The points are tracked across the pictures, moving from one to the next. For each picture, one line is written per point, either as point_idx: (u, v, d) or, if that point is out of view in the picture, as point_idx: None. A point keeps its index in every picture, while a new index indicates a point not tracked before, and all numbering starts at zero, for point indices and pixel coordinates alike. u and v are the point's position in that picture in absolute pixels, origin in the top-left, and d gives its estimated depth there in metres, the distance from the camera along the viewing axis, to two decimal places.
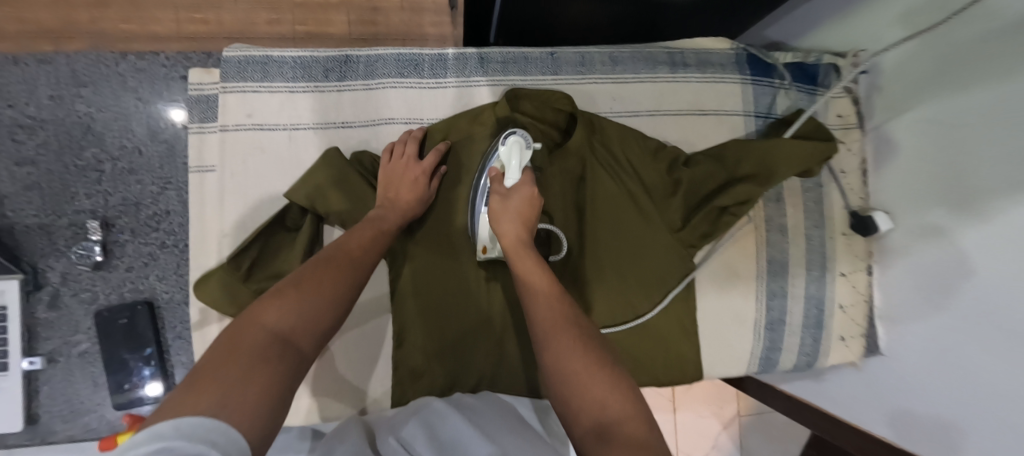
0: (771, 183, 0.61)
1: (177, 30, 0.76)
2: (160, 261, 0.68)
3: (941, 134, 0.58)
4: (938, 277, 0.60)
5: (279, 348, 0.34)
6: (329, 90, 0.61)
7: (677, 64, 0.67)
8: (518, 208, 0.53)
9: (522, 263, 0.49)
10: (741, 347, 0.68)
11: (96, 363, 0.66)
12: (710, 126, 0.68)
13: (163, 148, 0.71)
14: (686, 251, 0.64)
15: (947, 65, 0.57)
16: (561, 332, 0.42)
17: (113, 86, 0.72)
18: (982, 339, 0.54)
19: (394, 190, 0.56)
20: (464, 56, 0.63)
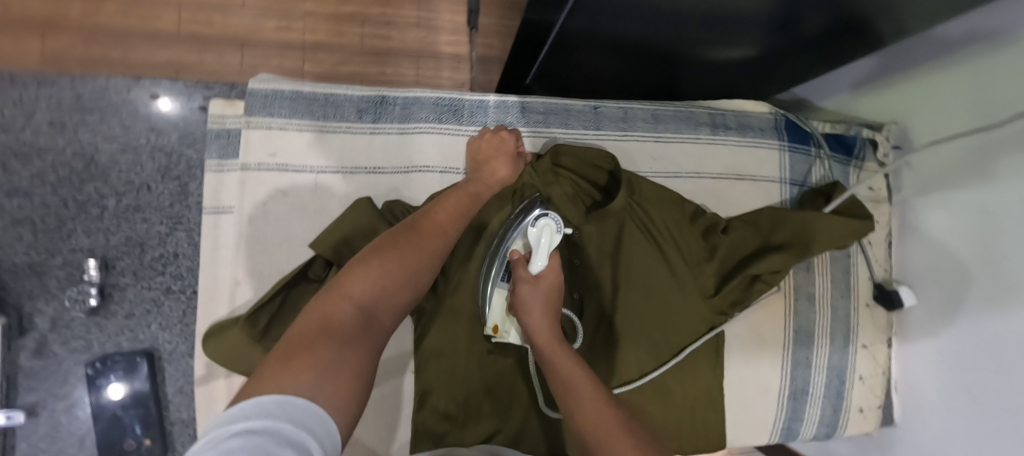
0: (808, 254, 0.60)
1: (178, 29, 0.75)
2: (164, 309, 0.62)
3: (969, 219, 0.59)
4: (961, 357, 0.60)
5: (363, 324, 0.39)
6: (361, 132, 0.57)
7: (718, 126, 0.66)
8: (548, 298, 0.52)
9: (563, 364, 0.47)
10: (765, 416, 0.67)
11: (85, 419, 0.58)
12: (745, 191, 0.67)
13: (175, 186, 0.65)
14: (716, 319, 0.63)
15: (983, 166, 0.56)
16: (619, 439, 0.43)
17: (122, 116, 0.66)
18: (993, 422, 0.55)
19: (484, 156, 0.56)
20: (506, 104, 0.61)
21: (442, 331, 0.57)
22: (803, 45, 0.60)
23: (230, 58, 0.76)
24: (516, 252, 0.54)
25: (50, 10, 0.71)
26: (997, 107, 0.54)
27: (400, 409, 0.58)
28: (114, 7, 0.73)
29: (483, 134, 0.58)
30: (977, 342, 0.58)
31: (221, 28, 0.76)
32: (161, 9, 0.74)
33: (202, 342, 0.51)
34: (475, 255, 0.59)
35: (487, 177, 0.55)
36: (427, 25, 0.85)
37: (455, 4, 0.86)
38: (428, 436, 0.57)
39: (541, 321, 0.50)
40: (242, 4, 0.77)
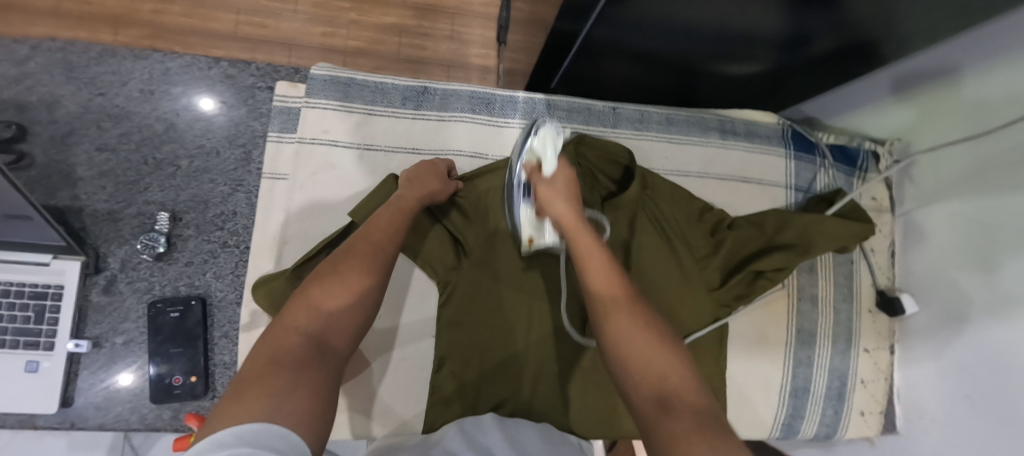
0: (808, 255, 0.65)
1: (234, 30, 0.85)
2: (219, 260, 0.69)
3: (975, 230, 0.61)
4: (965, 366, 0.61)
5: (315, 348, 0.39)
6: (404, 116, 0.64)
7: (728, 132, 0.72)
8: (565, 191, 0.57)
9: (579, 239, 0.51)
10: (765, 411, 0.69)
11: (140, 353, 0.64)
12: (752, 194, 0.72)
13: (240, 154, 0.73)
14: (721, 310, 0.66)
15: (981, 173, 0.59)
16: (621, 307, 0.45)
17: (200, 88, 0.75)
18: (991, 437, 0.56)
19: (418, 179, 0.57)
20: (533, 101, 0.68)
21: (463, 302, 0.62)
22: (812, 64, 0.64)
23: (278, 57, 0.85)
24: (528, 163, 0.60)
25: (127, 5, 0.82)
26: (986, 118, 0.58)
27: (419, 374, 0.63)
28: (179, 8, 0.83)
29: (418, 166, 0.60)
30: (977, 347, 0.59)
31: (273, 31, 0.86)
32: (221, 11, 0.84)
33: (252, 290, 0.57)
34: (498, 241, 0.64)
35: (421, 188, 0.56)
36: (459, 37, 0.93)
37: (486, 21, 0.95)
38: (442, 399, 0.60)
39: (566, 210, 0.54)
40: (294, 11, 0.87)
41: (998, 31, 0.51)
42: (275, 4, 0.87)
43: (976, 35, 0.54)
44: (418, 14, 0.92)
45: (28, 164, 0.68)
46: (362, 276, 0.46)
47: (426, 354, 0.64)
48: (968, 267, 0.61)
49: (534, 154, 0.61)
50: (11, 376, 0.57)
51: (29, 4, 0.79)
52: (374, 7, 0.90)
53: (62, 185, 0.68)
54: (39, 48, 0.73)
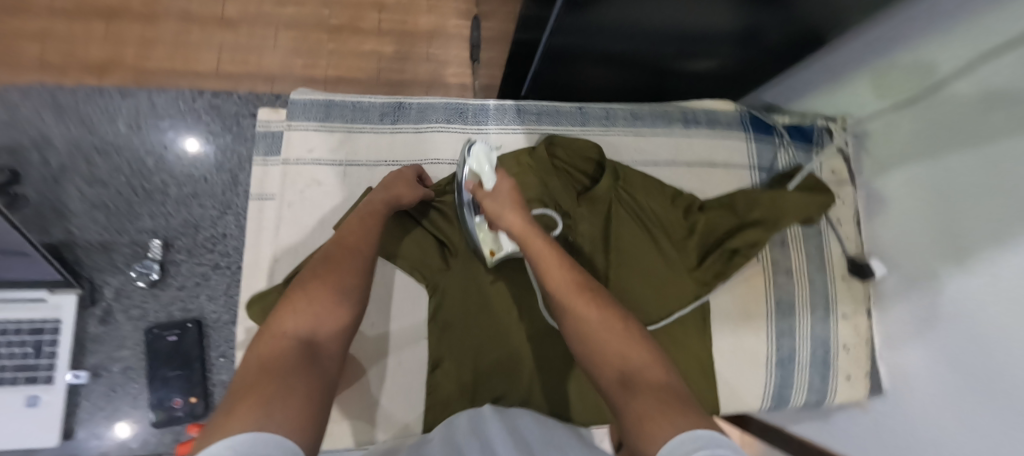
0: (777, 228, 0.68)
1: (216, 68, 0.89)
2: (212, 281, 0.71)
3: (929, 191, 0.65)
4: (934, 321, 0.64)
5: (304, 353, 0.40)
6: (383, 131, 0.67)
7: (689, 122, 0.76)
8: (510, 197, 0.57)
9: (538, 247, 0.51)
10: (757, 385, 0.70)
11: (139, 380, 0.66)
12: (720, 176, 0.75)
13: (227, 178, 0.76)
14: (702, 289, 0.69)
15: (933, 133, 0.64)
16: (579, 299, 0.47)
17: (187, 118, 0.78)
18: (978, 392, 0.57)
19: (396, 188, 0.60)
20: (503, 107, 0.71)
21: (454, 302, 0.64)
22: (767, 53, 0.69)
23: (260, 88, 0.89)
24: (469, 183, 0.60)
25: (109, 54, 0.86)
26: (925, 82, 0.63)
27: (418, 376, 0.64)
28: (162, 51, 0.87)
29: (392, 174, 0.63)
30: (943, 301, 0.62)
31: (256, 66, 0.90)
32: (204, 51, 0.89)
33: (246, 308, 0.58)
34: None
35: (387, 192, 0.59)
36: (435, 59, 0.98)
37: (461, 42, 1.00)
38: (442, 397, 0.62)
39: (516, 218, 0.54)
40: (275, 45, 0.92)
41: (932, 7, 0.57)
42: (255, 41, 0.91)
43: (911, 13, 0.59)
44: (395, 40, 0.97)
45: (21, 203, 0.70)
46: (341, 284, 0.47)
47: (421, 356, 0.65)
48: (926, 228, 0.66)
49: (472, 174, 0.61)
50: (12, 412, 0.59)
51: (17, 62, 0.82)
52: (351, 37, 0.95)
53: (56, 221, 0.71)
54: (29, 94, 0.75)
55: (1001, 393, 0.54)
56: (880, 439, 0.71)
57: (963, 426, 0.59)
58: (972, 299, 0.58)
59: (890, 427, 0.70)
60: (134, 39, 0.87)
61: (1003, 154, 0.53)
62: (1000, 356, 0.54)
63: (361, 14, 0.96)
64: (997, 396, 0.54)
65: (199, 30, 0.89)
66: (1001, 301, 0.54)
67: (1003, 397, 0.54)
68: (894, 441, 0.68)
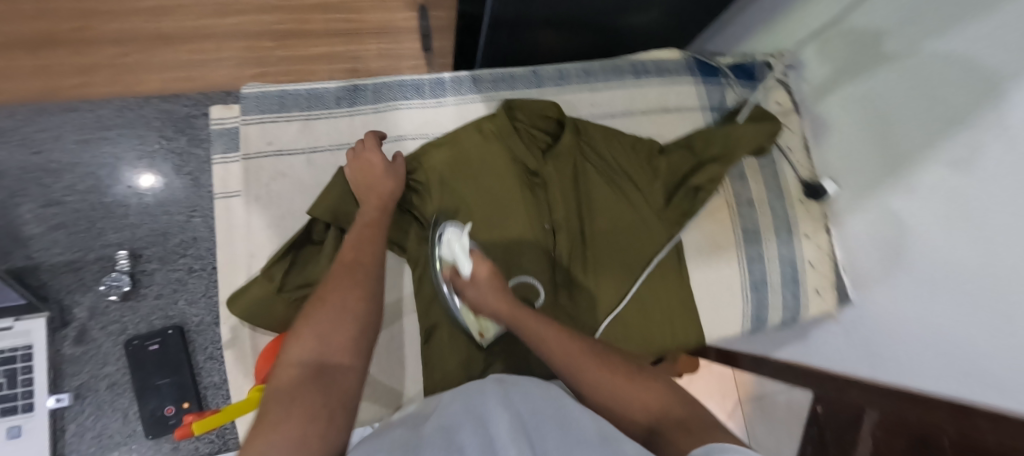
0: (734, 161, 0.72)
1: (164, 85, 0.91)
2: (189, 285, 0.81)
3: (864, 107, 0.71)
4: (886, 222, 0.70)
5: (319, 369, 0.37)
6: (342, 115, 0.67)
7: (640, 72, 0.79)
8: (489, 275, 0.53)
9: (529, 324, 0.50)
10: (734, 311, 0.75)
11: (123, 394, 0.75)
12: (674, 121, 0.79)
13: (188, 180, 0.85)
14: (673, 226, 0.73)
15: (866, 100, 0.70)
16: (590, 365, 0.46)
17: (138, 127, 0.86)
18: (940, 279, 0.62)
19: (367, 181, 0.58)
20: (459, 78, 0.72)
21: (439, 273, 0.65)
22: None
23: (212, 80, 0.93)
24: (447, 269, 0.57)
25: (46, 86, 0.87)
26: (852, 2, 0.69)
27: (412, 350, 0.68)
28: (103, 78, 0.89)
29: (352, 162, 0.60)
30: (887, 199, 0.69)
31: (202, 80, 0.93)
32: (148, 74, 0.90)
33: (228, 305, 0.58)
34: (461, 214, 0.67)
35: (375, 195, 0.57)
36: (389, 54, 1.03)
37: (411, 35, 1.04)
38: (438, 365, 0.63)
39: (500, 300, 0.51)
40: (221, 59, 0.94)
41: None
42: (199, 57, 0.93)
43: None
44: (344, 40, 1.01)
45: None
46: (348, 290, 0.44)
47: (412, 330, 0.68)
48: (863, 140, 0.72)
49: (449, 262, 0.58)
50: None
51: None
52: (300, 43, 0.99)
53: (17, 247, 0.79)
54: None
55: (961, 276, 0.59)
56: (860, 345, 0.78)
57: (935, 316, 0.64)
58: (945, 246, 0.61)
59: (862, 332, 0.77)
60: (69, 70, 0.88)
61: (929, 61, 0.60)
62: (951, 243, 0.60)
63: (306, 17, 0.99)
64: (976, 314, 0.58)
65: (137, 52, 0.91)
66: (940, 190, 0.60)
67: (959, 278, 0.59)
68: (879, 362, 0.74)
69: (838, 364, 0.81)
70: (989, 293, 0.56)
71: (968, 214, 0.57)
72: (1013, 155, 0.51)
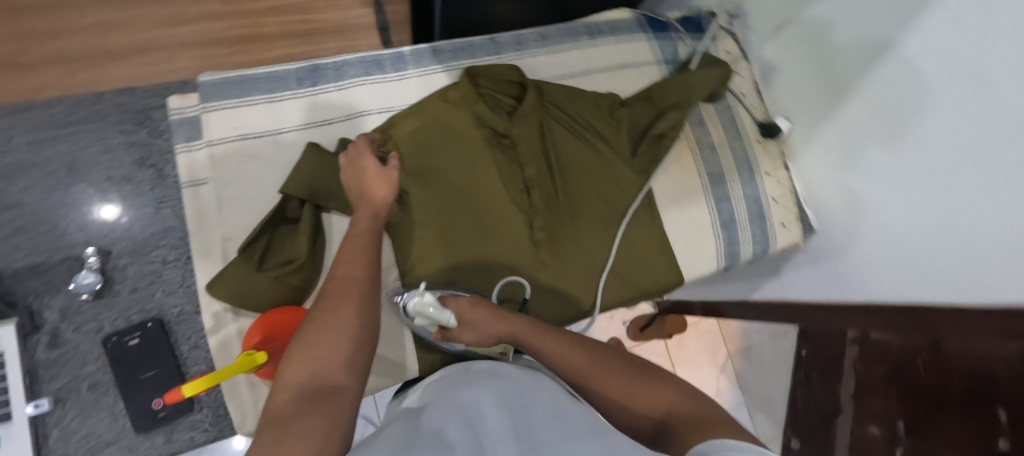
0: (691, 107, 0.75)
1: (113, 84, 0.92)
2: (165, 277, 0.84)
3: (810, 49, 0.74)
4: (846, 153, 0.73)
5: (317, 391, 0.39)
6: (306, 95, 0.67)
7: (594, 33, 0.82)
8: (478, 305, 0.58)
9: (529, 334, 0.55)
10: (709, 248, 0.78)
11: (109, 393, 0.78)
12: (632, 76, 0.82)
13: (152, 172, 0.88)
14: (642, 175, 0.75)
15: (818, 52, 0.73)
16: (594, 371, 0.50)
17: (96, 123, 0.89)
18: (896, 194, 0.65)
19: (362, 188, 0.59)
20: (418, 51, 0.73)
21: (421, 242, 0.67)
22: None
23: (166, 75, 0.95)
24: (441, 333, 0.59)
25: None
26: None
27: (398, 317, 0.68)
28: (53, 91, 0.90)
29: (346, 166, 0.60)
30: (841, 125, 0.72)
31: (153, 77, 0.94)
32: (97, 84, 0.92)
33: (208, 290, 0.57)
34: (441, 182, 0.69)
35: (372, 204, 0.58)
36: (349, 50, 1.04)
37: (370, 30, 1.06)
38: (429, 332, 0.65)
39: (495, 324, 0.57)
40: (173, 69, 0.95)
41: None
42: (151, 69, 0.94)
43: None
44: (302, 40, 1.02)
45: None
46: (350, 317, 0.45)
47: (396, 296, 0.69)
48: (814, 78, 0.75)
49: (434, 323, 0.60)
50: None
51: None
52: (257, 47, 1.00)
53: None
54: None
55: (916, 189, 0.62)
56: (827, 270, 0.82)
57: (892, 231, 0.67)
58: (894, 163, 0.64)
59: (831, 258, 0.81)
60: (14, 86, 0.89)
61: None
62: (905, 160, 0.62)
63: (261, 21, 1.01)
64: (931, 224, 0.61)
65: (85, 69, 0.92)
66: (892, 110, 0.63)
67: (915, 193, 0.62)
68: (844, 284, 0.79)
69: (804, 294, 0.88)
70: (939, 212, 0.60)
71: (918, 131, 0.60)
72: (944, 78, 0.55)
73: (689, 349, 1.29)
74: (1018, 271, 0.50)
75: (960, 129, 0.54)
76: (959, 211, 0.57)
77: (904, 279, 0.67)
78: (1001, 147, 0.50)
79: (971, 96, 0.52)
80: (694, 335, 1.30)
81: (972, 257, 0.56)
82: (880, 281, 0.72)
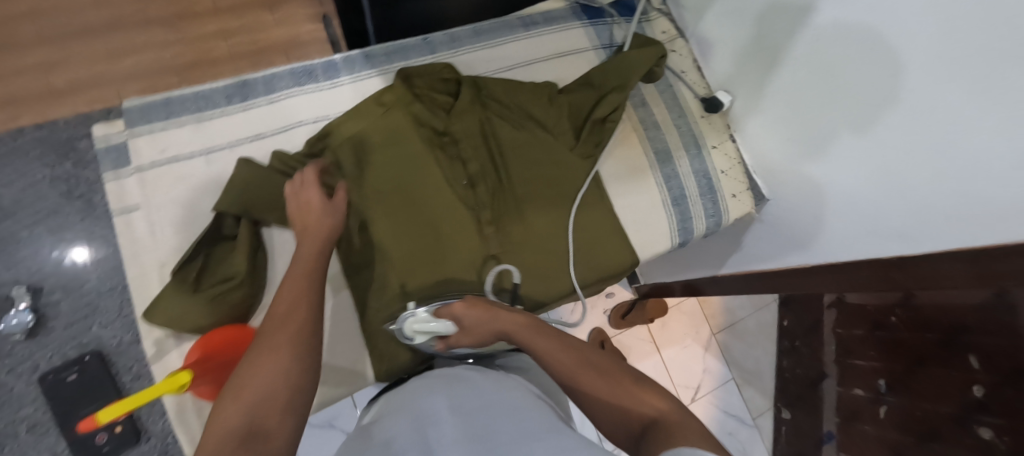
0: (631, 88, 0.75)
1: (40, 119, 0.91)
2: (101, 308, 0.84)
3: (755, 17, 0.73)
4: (802, 120, 0.71)
5: (244, 439, 0.34)
6: (235, 112, 0.66)
7: (529, 24, 0.82)
8: (470, 303, 0.55)
9: (522, 329, 0.51)
10: (661, 225, 0.78)
11: (49, 432, 0.79)
12: (571, 63, 0.82)
13: (79, 203, 0.89)
14: (587, 160, 0.76)
15: (748, 19, 0.74)
16: (584, 372, 0.45)
17: (20, 159, 0.89)
18: (852, 157, 0.63)
19: (304, 223, 0.57)
20: (350, 57, 0.73)
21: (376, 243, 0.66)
22: None
23: (95, 103, 0.94)
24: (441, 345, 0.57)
25: None
26: None
27: (348, 326, 0.66)
28: None
29: (291, 200, 0.59)
30: (791, 93, 0.71)
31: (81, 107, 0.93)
32: (26, 121, 0.90)
33: (146, 319, 0.56)
34: (389, 185, 0.68)
35: (316, 240, 0.56)
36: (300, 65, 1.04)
37: (322, 45, 1.06)
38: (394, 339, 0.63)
39: (489, 320, 0.54)
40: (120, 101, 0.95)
41: None
42: (100, 105, 0.94)
43: None
44: (253, 61, 1.02)
45: None
46: (281, 359, 0.41)
47: (346, 305, 0.67)
48: (762, 48, 0.74)
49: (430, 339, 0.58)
50: None
51: None
52: (206, 73, 0.99)
53: None
54: None
55: (873, 151, 0.60)
56: (785, 235, 0.83)
57: (847, 192, 0.67)
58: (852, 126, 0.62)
59: (788, 224, 0.82)
60: None
61: None
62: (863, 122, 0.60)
63: (209, 45, 1.00)
64: (877, 182, 0.61)
65: (17, 107, 0.90)
66: (845, 72, 0.60)
67: (871, 157, 0.60)
68: (804, 248, 0.80)
69: (761, 260, 0.90)
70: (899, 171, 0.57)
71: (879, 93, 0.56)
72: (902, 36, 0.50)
73: (674, 330, 1.27)
74: (976, 222, 0.50)
75: (920, 90, 0.50)
76: (897, 166, 0.57)
77: (863, 241, 0.67)
78: (933, 100, 0.49)
79: (922, 56, 0.49)
80: (677, 316, 1.28)
81: (919, 211, 0.56)
82: (834, 241, 0.72)
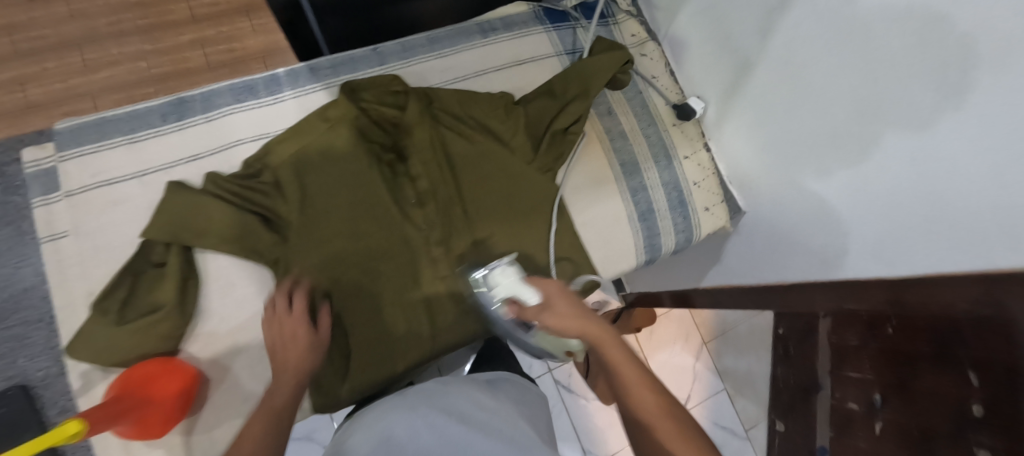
0: (592, 96, 0.71)
1: None
2: (31, 340, 0.76)
3: (731, 22, 0.67)
4: (783, 132, 0.65)
5: None
6: (170, 131, 0.64)
7: (487, 31, 0.78)
8: (563, 298, 0.53)
9: (608, 343, 0.49)
10: (625, 242, 0.74)
11: None
12: (531, 71, 0.78)
13: (10, 230, 0.82)
14: (546, 174, 0.71)
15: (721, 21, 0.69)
16: (664, 424, 0.41)
17: None
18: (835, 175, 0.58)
19: (284, 357, 0.54)
20: (295, 71, 0.70)
21: (318, 264, 0.62)
22: None
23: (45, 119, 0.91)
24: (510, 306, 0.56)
25: None
26: None
27: None
28: None
29: (274, 333, 0.56)
30: (768, 103, 0.65)
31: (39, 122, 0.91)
32: None
33: (69, 351, 0.54)
34: (335, 203, 0.64)
35: (290, 374, 0.53)
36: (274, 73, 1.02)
37: None
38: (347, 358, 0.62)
39: (578, 325, 0.50)
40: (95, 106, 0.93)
41: None
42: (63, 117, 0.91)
43: None
44: (230, 71, 1.00)
45: None
46: None
47: None
48: (737, 54, 0.69)
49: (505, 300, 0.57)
50: None
51: None
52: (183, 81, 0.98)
53: None
54: None
55: (861, 170, 0.54)
56: (763, 248, 0.78)
57: (827, 208, 0.62)
58: (836, 143, 0.56)
59: (764, 238, 0.77)
60: None
61: None
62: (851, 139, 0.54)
63: (185, 55, 0.98)
64: (862, 203, 0.56)
65: None
66: (837, 84, 0.54)
67: (857, 174, 0.55)
68: (779, 264, 0.75)
69: (738, 277, 0.85)
70: (886, 193, 0.52)
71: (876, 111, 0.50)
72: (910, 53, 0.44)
73: (664, 338, 1.21)
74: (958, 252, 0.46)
75: (926, 117, 0.45)
76: (874, 180, 0.53)
77: (841, 259, 0.62)
78: (935, 132, 0.44)
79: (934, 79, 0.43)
80: (665, 322, 1.23)
81: (902, 235, 0.52)
82: (811, 259, 0.68)
